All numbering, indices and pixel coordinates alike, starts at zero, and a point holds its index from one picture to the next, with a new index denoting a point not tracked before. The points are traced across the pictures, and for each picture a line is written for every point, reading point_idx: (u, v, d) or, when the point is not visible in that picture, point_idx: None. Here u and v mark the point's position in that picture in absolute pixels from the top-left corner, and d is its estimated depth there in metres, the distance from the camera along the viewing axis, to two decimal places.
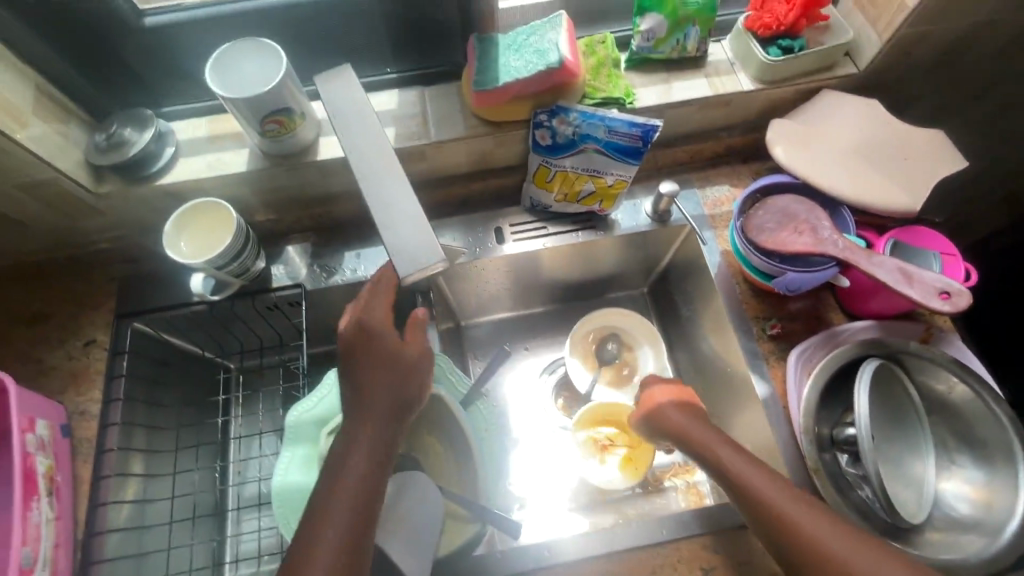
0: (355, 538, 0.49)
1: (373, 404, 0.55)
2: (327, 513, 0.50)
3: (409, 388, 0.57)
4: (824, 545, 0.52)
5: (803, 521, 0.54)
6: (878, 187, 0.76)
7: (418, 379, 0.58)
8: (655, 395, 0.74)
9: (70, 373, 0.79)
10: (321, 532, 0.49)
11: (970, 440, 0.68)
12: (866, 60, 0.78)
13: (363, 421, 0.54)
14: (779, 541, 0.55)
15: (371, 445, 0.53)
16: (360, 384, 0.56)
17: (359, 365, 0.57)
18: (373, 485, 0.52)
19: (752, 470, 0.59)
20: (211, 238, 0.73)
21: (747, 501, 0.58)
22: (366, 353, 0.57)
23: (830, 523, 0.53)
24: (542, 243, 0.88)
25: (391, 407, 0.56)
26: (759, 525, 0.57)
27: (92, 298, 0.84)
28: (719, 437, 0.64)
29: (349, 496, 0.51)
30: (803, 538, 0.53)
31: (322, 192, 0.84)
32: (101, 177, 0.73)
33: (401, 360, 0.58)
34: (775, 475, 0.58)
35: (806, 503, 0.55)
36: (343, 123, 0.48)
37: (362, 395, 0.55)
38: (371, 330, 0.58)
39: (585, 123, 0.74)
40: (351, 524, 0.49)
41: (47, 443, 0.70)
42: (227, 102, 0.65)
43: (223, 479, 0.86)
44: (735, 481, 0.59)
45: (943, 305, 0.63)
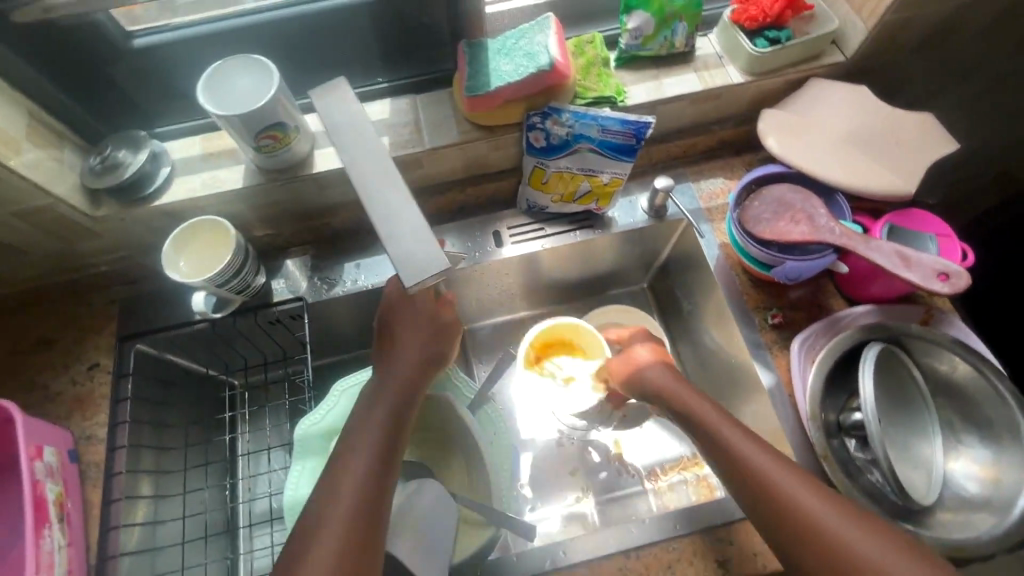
0: (376, 476, 0.53)
1: (403, 359, 0.63)
2: (352, 453, 0.54)
3: (435, 347, 0.65)
4: (814, 517, 0.52)
5: (802, 500, 0.54)
6: (872, 173, 0.76)
7: (443, 342, 0.67)
8: (638, 355, 0.79)
9: (74, 399, 0.78)
10: (344, 471, 0.53)
11: (976, 418, 0.68)
12: (852, 47, 0.78)
13: (393, 373, 0.62)
14: (766, 510, 0.55)
15: (400, 391, 0.60)
16: (392, 343, 0.64)
17: (392, 327, 0.65)
18: (395, 431, 0.58)
19: (745, 441, 0.60)
20: (211, 256, 0.73)
21: (735, 469, 0.59)
22: (397, 317, 0.66)
23: (825, 499, 0.53)
24: (541, 244, 0.88)
25: (419, 362, 0.63)
26: (743, 495, 0.58)
27: (94, 322, 0.84)
28: (709, 405, 0.66)
29: (373, 438, 0.56)
30: (794, 507, 0.54)
31: (319, 204, 0.84)
32: (97, 201, 0.73)
33: (438, 323, 0.67)
34: (771, 451, 0.59)
35: (802, 479, 0.55)
36: (340, 135, 0.48)
37: (393, 351, 0.64)
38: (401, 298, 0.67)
39: (579, 123, 0.74)
40: (373, 464, 0.54)
41: (56, 470, 0.69)
42: (221, 119, 0.65)
43: (233, 497, 0.87)
44: (724, 449, 0.61)
45: (943, 286, 0.63)
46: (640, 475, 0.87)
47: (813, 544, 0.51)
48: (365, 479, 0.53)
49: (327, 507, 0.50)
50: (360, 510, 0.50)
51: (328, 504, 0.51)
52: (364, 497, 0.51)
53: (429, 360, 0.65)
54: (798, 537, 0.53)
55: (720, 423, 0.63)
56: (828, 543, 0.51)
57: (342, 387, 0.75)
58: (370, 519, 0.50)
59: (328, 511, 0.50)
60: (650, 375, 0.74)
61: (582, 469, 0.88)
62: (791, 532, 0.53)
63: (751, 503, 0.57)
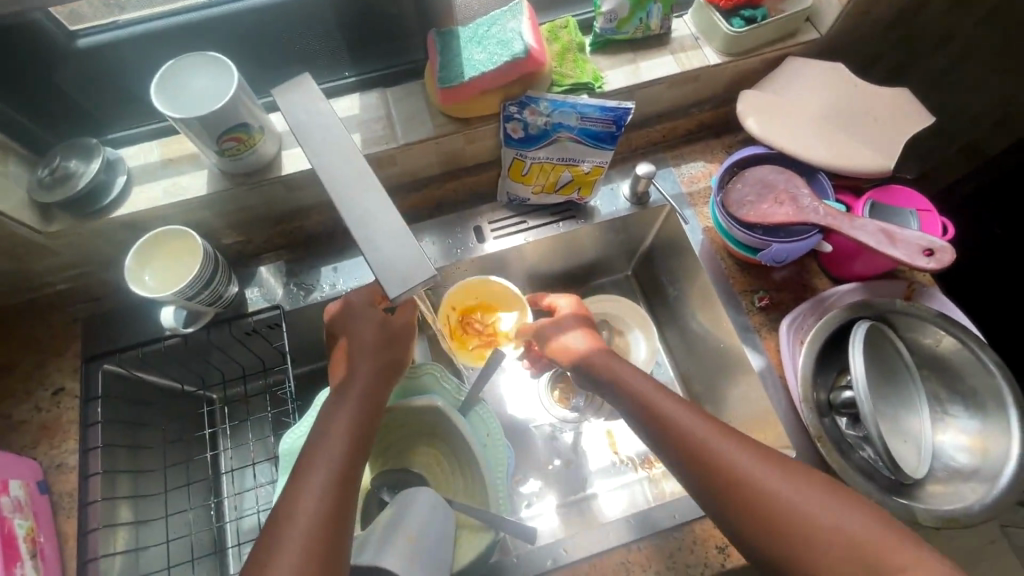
0: (335, 502, 0.48)
1: (359, 369, 0.56)
2: (305, 478, 0.48)
3: (392, 354, 0.59)
4: (797, 509, 0.50)
5: (765, 482, 0.52)
6: (851, 150, 0.76)
7: (399, 345, 0.60)
8: (573, 330, 0.75)
9: (40, 426, 0.74)
10: (296, 501, 0.47)
11: (960, 389, 0.69)
12: (827, 23, 0.78)
13: (350, 385, 0.55)
14: (742, 512, 0.52)
15: (362, 400, 0.55)
16: (346, 352, 0.58)
17: (344, 335, 0.59)
18: (358, 447, 0.52)
19: (712, 435, 0.56)
20: (176, 268, 0.69)
21: (703, 469, 0.55)
22: (350, 324, 0.59)
23: (804, 486, 0.51)
24: (524, 237, 0.86)
25: (380, 370, 0.57)
26: (714, 497, 0.54)
27: (56, 343, 0.79)
28: (664, 395, 0.61)
29: (331, 458, 0.50)
30: (774, 503, 0.51)
31: (290, 207, 0.80)
32: (50, 216, 0.68)
33: (393, 326, 0.60)
34: (740, 442, 0.55)
35: (774, 468, 0.53)
36: (307, 135, 0.45)
37: (348, 362, 0.57)
38: (352, 303, 0.60)
39: (557, 112, 0.72)
40: (329, 488, 0.48)
41: (25, 504, 0.66)
42: (178, 122, 0.61)
43: (218, 516, 0.83)
44: (689, 445, 0.56)
45: (928, 262, 0.63)
46: (635, 465, 0.87)
47: (797, 540, 0.49)
48: (321, 507, 0.47)
49: (277, 544, 0.44)
50: (317, 543, 0.45)
51: (279, 539, 0.45)
52: (320, 529, 0.46)
53: (388, 368, 0.59)
54: (780, 536, 0.50)
55: (680, 418, 0.58)
56: (816, 537, 0.48)
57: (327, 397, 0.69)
58: (330, 549, 0.45)
59: (279, 547, 0.44)
60: (596, 361, 0.69)
61: (577, 461, 0.87)
62: (769, 532, 0.50)
63: (723, 508, 0.53)
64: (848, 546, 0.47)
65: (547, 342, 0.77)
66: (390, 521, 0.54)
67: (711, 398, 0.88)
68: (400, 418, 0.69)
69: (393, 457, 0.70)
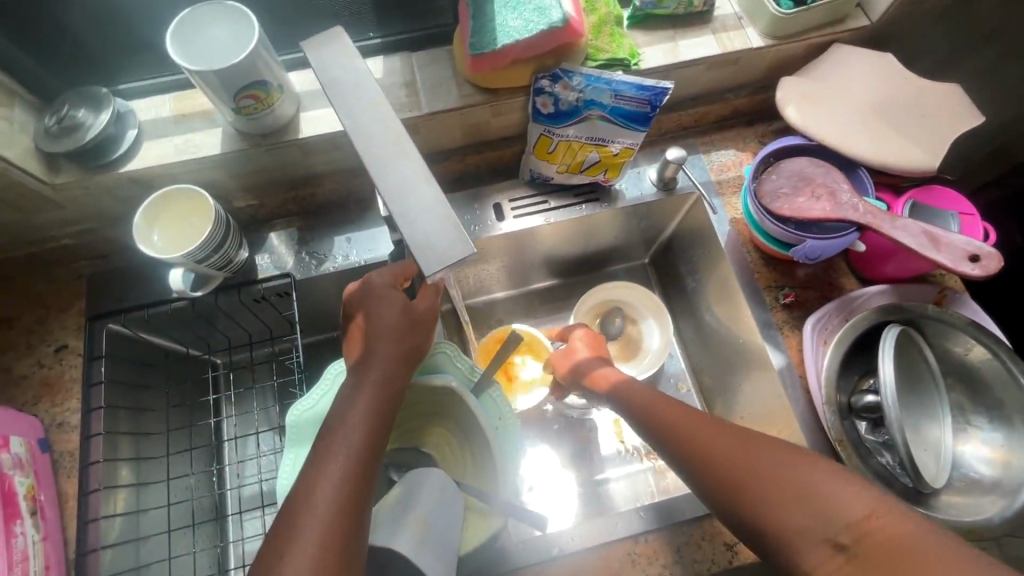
0: (354, 486, 0.46)
1: (378, 353, 0.54)
2: (320, 467, 0.46)
3: (415, 338, 0.57)
4: (796, 497, 0.47)
5: (767, 469, 0.49)
6: (894, 146, 0.73)
7: (422, 328, 0.58)
8: (603, 369, 0.71)
9: (42, 382, 0.73)
10: (313, 489, 0.45)
11: (986, 400, 0.68)
12: (878, 11, 0.74)
13: (368, 369, 0.53)
14: (740, 504, 0.49)
15: (380, 385, 0.52)
16: (364, 332, 0.56)
17: (363, 314, 0.57)
18: (377, 434, 0.50)
19: (707, 432, 0.54)
20: (186, 229, 0.66)
21: (709, 475, 0.52)
22: (366, 302, 0.57)
23: (791, 463, 0.48)
24: (544, 218, 0.83)
25: (399, 356, 0.55)
26: (715, 497, 0.52)
27: (60, 299, 0.77)
28: (668, 400, 0.60)
29: (349, 445, 0.48)
30: (763, 488, 0.48)
31: (303, 171, 0.77)
32: (56, 166, 0.66)
33: (413, 311, 0.57)
34: (730, 434, 0.53)
35: (757, 446, 0.51)
36: (338, 94, 0.41)
37: (366, 343, 0.55)
38: (371, 283, 0.58)
39: (590, 87, 0.68)
40: (348, 477, 0.46)
41: (25, 462, 0.64)
42: (194, 75, 0.58)
43: (220, 483, 0.82)
44: (689, 447, 0.54)
45: (972, 268, 0.60)
46: (641, 454, 0.85)
47: (791, 524, 0.46)
48: (338, 492, 0.45)
49: (292, 534, 0.43)
50: (335, 535, 0.43)
51: (295, 528, 0.43)
52: (338, 518, 0.44)
53: (410, 353, 0.56)
54: (776, 528, 0.47)
55: (682, 424, 0.56)
56: (809, 514, 0.46)
57: (336, 370, 0.66)
58: (346, 535, 0.44)
59: (295, 538, 0.43)
60: (617, 392, 0.66)
61: (583, 446, 0.86)
62: (768, 525, 0.47)
63: (725, 508, 0.51)
64: (838, 516, 0.44)
65: (582, 375, 0.73)
66: (399, 501, 0.53)
67: (722, 393, 0.86)
68: (413, 396, 0.68)
69: (406, 433, 0.69)
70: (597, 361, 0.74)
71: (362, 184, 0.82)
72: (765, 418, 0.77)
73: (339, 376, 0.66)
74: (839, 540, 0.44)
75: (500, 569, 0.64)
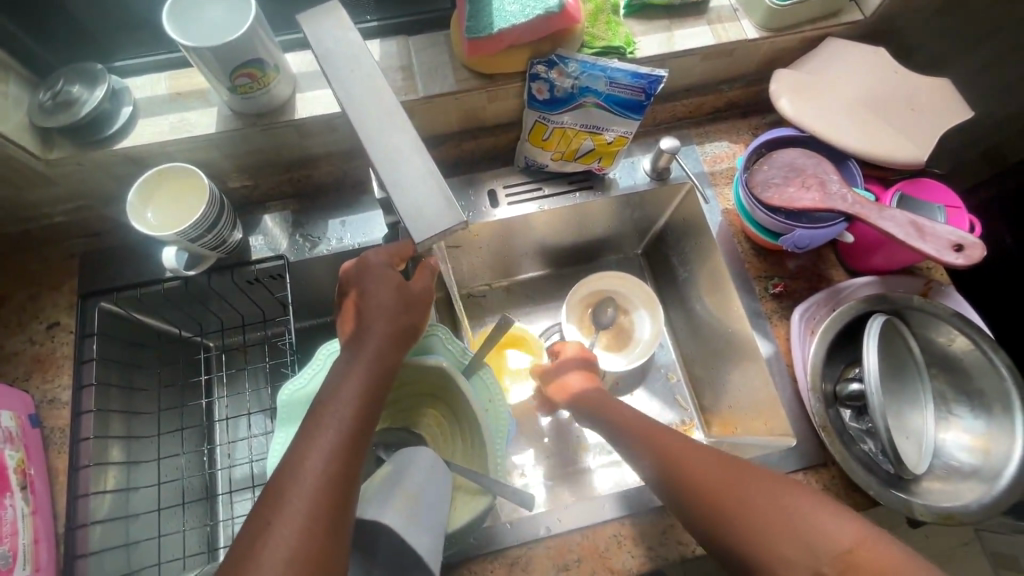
0: (341, 465, 0.46)
1: (372, 330, 0.54)
2: (312, 437, 0.47)
3: (410, 318, 0.57)
4: (783, 521, 0.47)
5: (757, 494, 0.49)
6: (885, 138, 0.74)
7: (417, 310, 0.58)
8: (566, 376, 0.74)
9: (33, 359, 0.73)
10: (302, 462, 0.46)
11: (968, 389, 0.69)
12: (872, 6, 0.75)
13: (362, 345, 0.53)
14: (721, 518, 0.50)
15: (374, 364, 0.53)
16: (358, 309, 0.56)
17: (358, 291, 0.57)
18: (367, 417, 0.50)
19: (689, 450, 0.55)
20: (180, 207, 0.67)
21: (687, 483, 0.53)
22: (362, 280, 0.57)
23: (781, 490, 0.49)
24: (538, 205, 0.84)
25: (393, 334, 0.55)
26: (694, 516, 0.52)
27: (52, 277, 0.77)
28: (639, 417, 0.62)
29: (339, 418, 0.49)
30: (751, 514, 0.48)
31: (298, 153, 0.77)
32: (50, 142, 0.65)
33: (410, 294, 0.57)
34: (720, 460, 0.53)
35: (750, 473, 0.51)
36: (333, 69, 0.42)
37: (361, 320, 0.55)
38: (368, 263, 0.58)
39: (585, 75, 0.69)
40: (338, 451, 0.47)
41: (16, 435, 0.65)
42: (190, 52, 0.58)
43: (211, 462, 0.82)
44: (672, 462, 0.55)
45: (957, 258, 0.61)
46: None
47: (776, 544, 0.47)
48: (327, 470, 0.46)
49: (277, 500, 0.44)
50: (320, 506, 0.44)
51: (283, 499, 0.44)
52: (325, 494, 0.45)
53: (404, 333, 0.56)
54: (761, 551, 0.47)
55: (661, 435, 0.58)
56: (793, 541, 0.46)
57: (329, 349, 0.67)
58: (327, 538, 0.43)
59: (282, 507, 0.43)
60: (586, 400, 0.69)
61: (572, 437, 0.86)
62: (752, 551, 0.48)
63: (705, 518, 0.51)
64: (824, 547, 0.45)
65: (548, 381, 0.76)
66: (388, 477, 0.53)
67: (711, 383, 0.87)
68: (403, 377, 0.68)
69: (399, 414, 0.71)
70: (575, 363, 0.75)
71: (358, 168, 0.82)
72: (753, 406, 0.78)
73: (331, 356, 0.67)
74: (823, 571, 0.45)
75: (487, 549, 0.65)
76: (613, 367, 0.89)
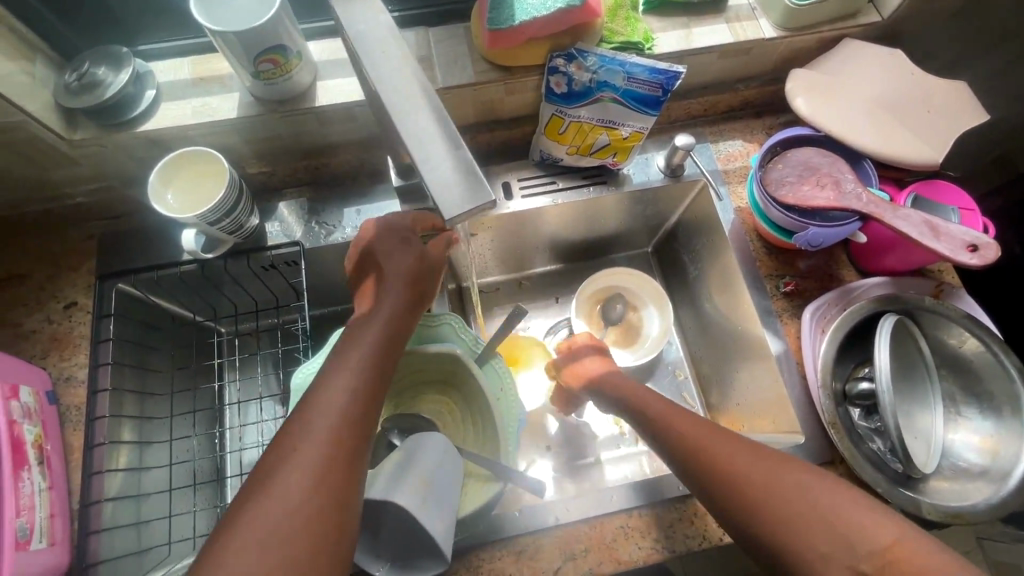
0: (350, 435, 0.45)
1: (388, 295, 0.55)
2: (321, 406, 0.46)
3: (421, 285, 0.58)
4: (824, 521, 0.46)
5: (792, 492, 0.49)
6: (901, 139, 0.74)
7: (429, 281, 0.59)
8: (581, 362, 0.75)
9: (51, 338, 0.73)
10: (310, 426, 0.45)
11: (977, 391, 0.69)
12: (890, 8, 0.75)
13: (378, 307, 0.54)
14: (751, 517, 0.49)
15: (387, 328, 0.53)
16: (377, 275, 0.57)
17: (379, 255, 0.58)
18: (375, 383, 0.49)
19: (720, 443, 0.54)
20: (201, 190, 0.67)
21: (717, 479, 0.52)
22: (384, 244, 0.59)
23: (815, 486, 0.49)
24: (552, 199, 0.84)
25: (405, 302, 0.55)
26: (727, 511, 0.52)
27: (70, 257, 0.78)
28: (674, 407, 0.61)
29: (347, 387, 0.47)
30: (786, 508, 0.48)
31: (318, 141, 0.78)
32: (74, 123, 0.66)
33: (426, 260, 0.59)
34: (752, 450, 0.53)
35: (780, 466, 0.51)
36: (365, 46, 0.42)
37: (378, 284, 0.56)
38: (390, 228, 0.60)
39: (604, 69, 0.69)
40: (347, 420, 0.46)
41: (34, 411, 0.65)
42: (215, 36, 0.59)
43: (221, 445, 0.83)
44: (700, 458, 0.54)
45: (971, 258, 0.61)
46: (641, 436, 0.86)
47: (812, 545, 0.46)
48: (334, 436, 0.45)
49: (282, 467, 0.42)
50: (329, 474, 0.43)
51: (288, 460, 0.43)
52: (331, 462, 0.43)
53: (415, 301, 0.57)
54: (795, 546, 0.47)
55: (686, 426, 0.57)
56: (830, 540, 0.46)
57: None
58: (332, 507, 0.42)
59: (286, 470, 0.42)
60: (599, 381, 0.70)
61: (581, 430, 0.87)
62: (790, 544, 0.47)
63: (741, 517, 0.50)
64: (864, 545, 0.45)
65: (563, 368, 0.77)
66: (400, 461, 0.54)
67: (719, 381, 0.88)
68: (414, 364, 0.69)
69: (410, 401, 0.72)
70: (589, 348, 0.76)
71: (374, 157, 0.83)
72: (760, 404, 0.78)
73: None
74: (861, 569, 0.44)
75: (496, 537, 0.65)
76: (622, 362, 0.90)
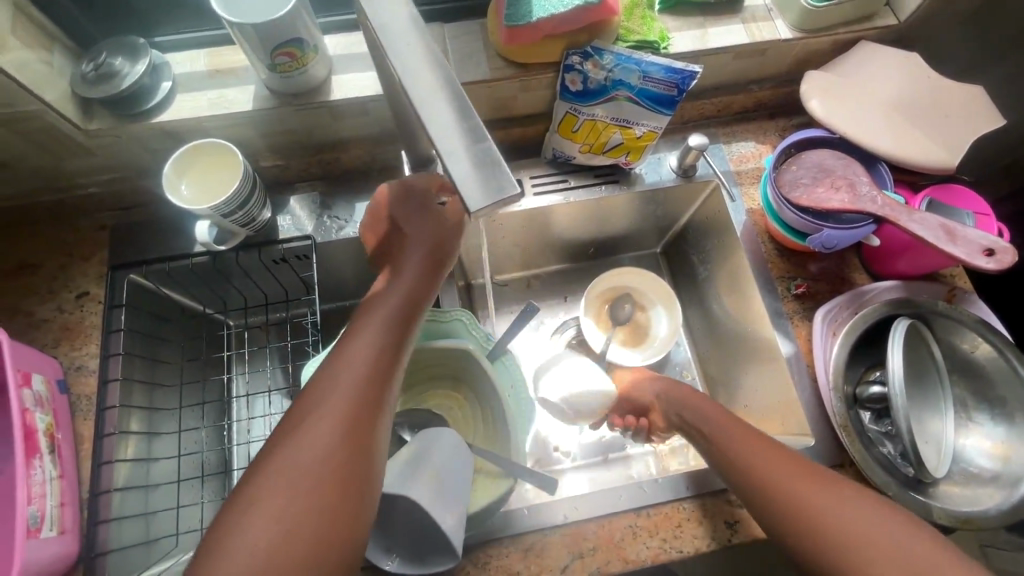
0: (364, 411, 0.45)
1: (407, 266, 0.54)
2: (336, 378, 0.45)
3: (440, 249, 0.57)
4: (861, 536, 0.45)
5: (824, 503, 0.48)
6: (916, 143, 0.74)
7: (451, 248, 0.58)
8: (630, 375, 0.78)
9: (62, 327, 0.74)
10: (325, 399, 0.44)
11: (989, 397, 0.69)
12: (907, 10, 0.75)
13: (398, 277, 0.54)
14: (795, 532, 0.48)
15: (406, 297, 0.52)
16: (400, 243, 0.57)
17: (402, 222, 0.58)
18: (390, 357, 0.48)
19: (759, 456, 0.54)
20: (215, 182, 0.68)
21: (757, 490, 0.52)
22: (406, 210, 0.58)
23: (845, 496, 0.48)
24: (563, 197, 0.84)
25: (422, 272, 0.54)
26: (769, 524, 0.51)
27: (83, 247, 0.78)
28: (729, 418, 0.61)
29: (362, 361, 0.47)
30: (822, 518, 0.47)
31: (331, 135, 0.78)
32: (90, 113, 0.66)
33: (444, 223, 0.57)
34: (796, 465, 0.52)
35: (818, 481, 0.50)
36: (390, 41, 0.42)
37: (400, 252, 0.56)
38: (410, 190, 0.59)
39: (620, 67, 0.69)
40: (360, 394, 0.45)
41: (46, 399, 0.66)
42: (233, 28, 0.59)
43: (229, 438, 0.83)
44: (743, 472, 0.54)
45: (987, 262, 0.60)
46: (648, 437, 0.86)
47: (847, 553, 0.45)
48: (348, 410, 0.44)
49: (295, 436, 0.42)
50: (343, 449, 0.42)
51: (301, 429, 0.43)
52: (346, 437, 0.43)
53: (432, 267, 0.55)
54: (835, 555, 0.45)
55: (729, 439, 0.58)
56: (871, 553, 0.44)
57: None
58: (343, 482, 0.41)
59: (300, 441, 0.42)
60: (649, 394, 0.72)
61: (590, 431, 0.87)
62: (827, 552, 0.46)
63: (780, 525, 0.50)
64: (901, 557, 0.43)
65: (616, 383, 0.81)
66: (412, 456, 0.54)
67: (727, 382, 0.88)
68: (424, 360, 0.69)
69: (419, 397, 0.72)
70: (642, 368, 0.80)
71: (387, 152, 0.83)
72: (768, 406, 0.78)
73: None
74: None
75: (504, 534, 0.65)
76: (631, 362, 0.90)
